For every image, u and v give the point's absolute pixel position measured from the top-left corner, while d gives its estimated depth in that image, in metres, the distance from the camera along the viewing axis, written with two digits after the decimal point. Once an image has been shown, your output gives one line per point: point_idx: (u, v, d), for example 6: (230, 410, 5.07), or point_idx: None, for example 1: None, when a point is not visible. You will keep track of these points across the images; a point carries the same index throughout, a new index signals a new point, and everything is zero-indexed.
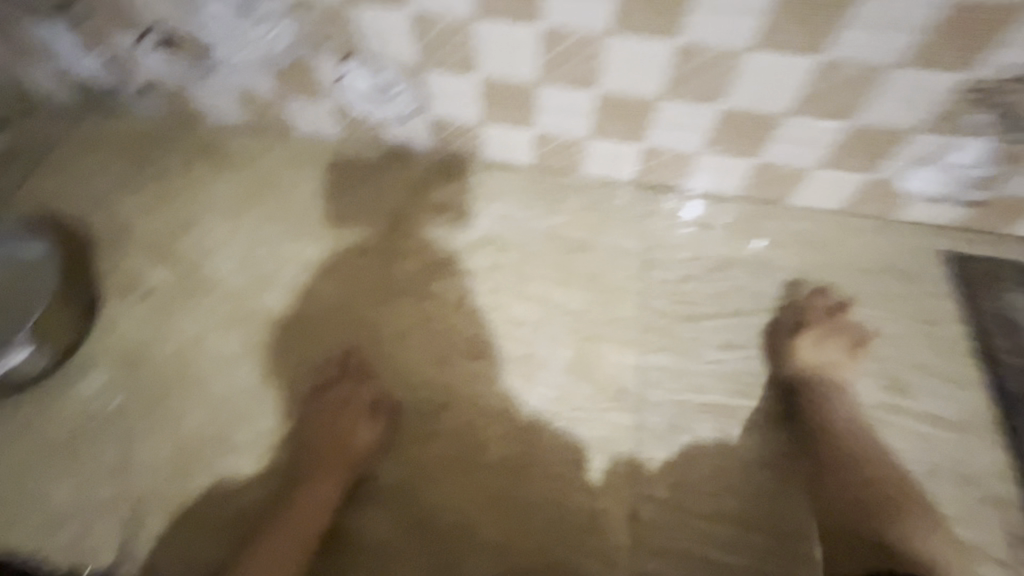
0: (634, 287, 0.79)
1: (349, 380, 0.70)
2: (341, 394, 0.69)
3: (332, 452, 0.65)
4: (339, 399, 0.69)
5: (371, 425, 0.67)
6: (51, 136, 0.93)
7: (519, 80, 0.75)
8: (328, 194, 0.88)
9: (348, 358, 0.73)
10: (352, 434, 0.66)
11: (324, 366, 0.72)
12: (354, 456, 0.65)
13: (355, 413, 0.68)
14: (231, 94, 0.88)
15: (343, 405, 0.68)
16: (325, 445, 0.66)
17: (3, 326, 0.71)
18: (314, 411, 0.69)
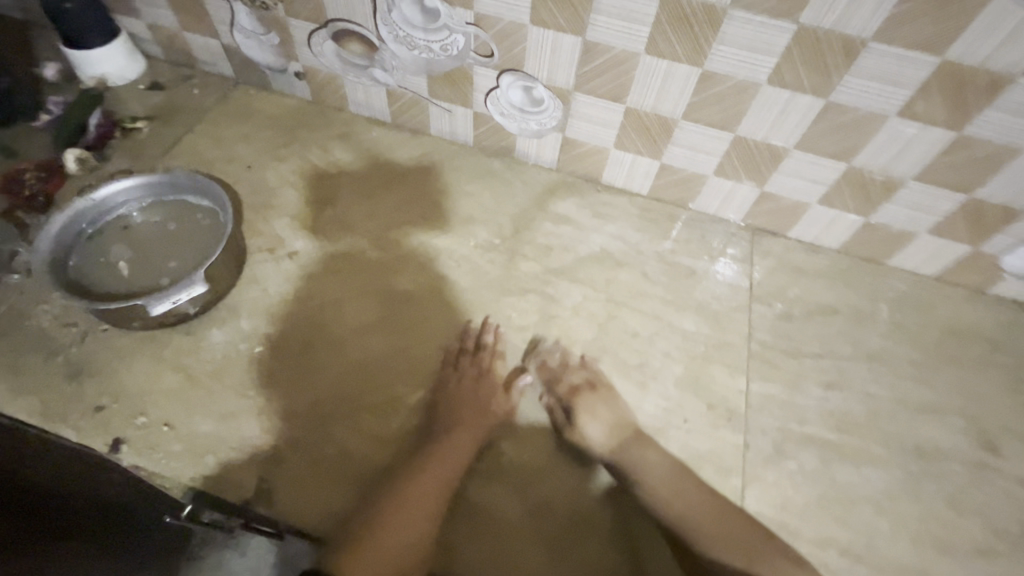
0: (741, 318, 0.84)
1: (484, 355, 0.76)
2: (477, 365, 0.75)
3: (468, 415, 0.70)
4: (476, 370, 0.74)
5: (505, 401, 0.73)
6: (210, 104, 1.01)
7: (663, 116, 0.82)
8: (458, 191, 0.94)
9: (482, 335, 0.78)
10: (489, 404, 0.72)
11: (458, 339, 0.78)
12: (486, 426, 0.71)
13: (491, 386, 0.73)
14: (382, 89, 0.96)
15: (478, 376, 0.74)
16: (461, 409, 0.71)
17: (169, 262, 0.74)
18: (450, 378, 0.74)
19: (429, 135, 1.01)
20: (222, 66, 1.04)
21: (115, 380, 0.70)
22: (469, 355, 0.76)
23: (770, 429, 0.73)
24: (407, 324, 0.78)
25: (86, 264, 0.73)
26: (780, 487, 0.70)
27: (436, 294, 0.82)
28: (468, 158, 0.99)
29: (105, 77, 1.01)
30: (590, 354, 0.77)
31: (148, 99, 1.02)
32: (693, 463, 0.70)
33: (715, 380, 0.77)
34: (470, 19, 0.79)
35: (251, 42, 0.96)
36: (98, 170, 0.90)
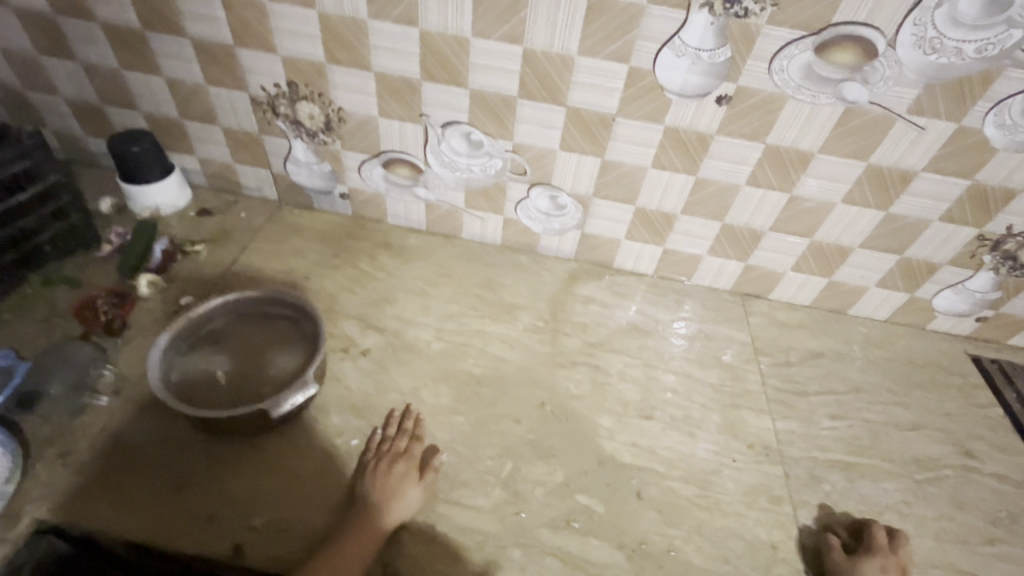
0: (753, 368, 1.00)
1: (403, 439, 0.80)
2: (392, 450, 0.78)
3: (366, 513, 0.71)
4: (389, 455, 0.77)
5: (418, 486, 0.74)
6: (259, 224, 1.12)
7: (666, 211, 1.02)
8: (496, 283, 1.08)
9: (402, 420, 0.82)
10: (392, 497, 0.72)
11: (381, 426, 0.82)
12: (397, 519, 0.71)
13: (405, 471, 0.75)
14: (422, 203, 1.11)
15: (393, 461, 0.76)
16: (371, 499, 0.72)
17: (268, 368, 0.80)
18: (367, 467, 0.76)
19: (460, 238, 1.16)
20: (268, 191, 1.15)
21: (226, 486, 0.73)
22: (389, 443, 0.79)
23: (802, 458, 0.87)
24: (483, 404, 0.87)
25: (191, 379, 0.78)
26: (823, 505, 0.81)
27: (502, 374, 0.92)
28: (498, 255, 1.14)
29: (158, 207, 1.10)
30: (642, 412, 0.89)
31: (199, 223, 1.10)
32: (751, 495, 0.81)
33: (748, 423, 0.90)
34: (509, 147, 0.98)
35: (302, 170, 1.10)
36: (166, 291, 0.95)
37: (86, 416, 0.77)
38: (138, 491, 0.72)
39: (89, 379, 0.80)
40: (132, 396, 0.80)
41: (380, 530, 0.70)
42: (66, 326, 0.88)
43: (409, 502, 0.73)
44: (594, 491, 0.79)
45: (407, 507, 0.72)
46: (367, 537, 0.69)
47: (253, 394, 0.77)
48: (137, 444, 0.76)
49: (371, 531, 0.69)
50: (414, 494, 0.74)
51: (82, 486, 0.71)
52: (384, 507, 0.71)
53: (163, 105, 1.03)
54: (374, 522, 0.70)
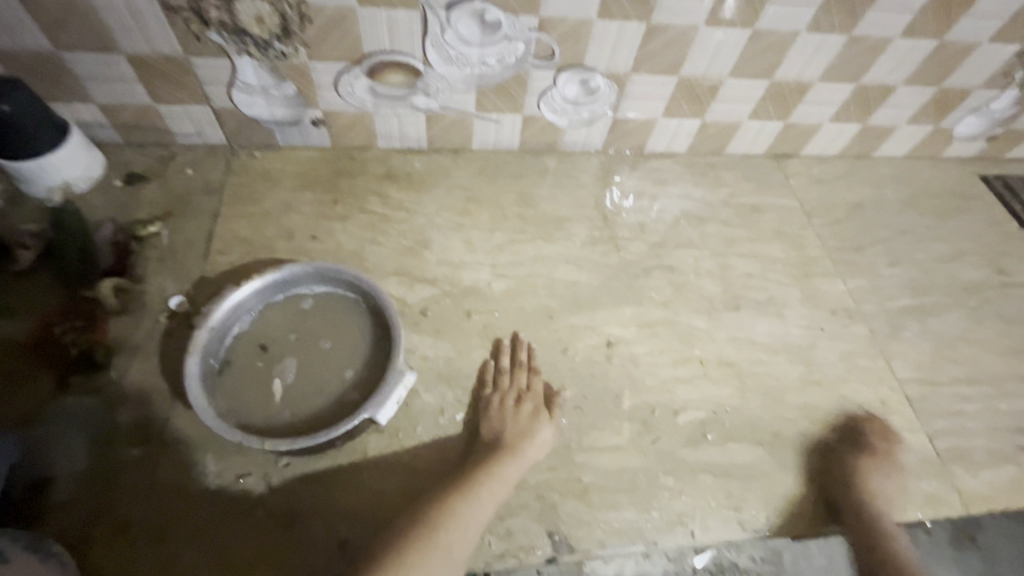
0: (810, 233, 0.97)
1: (520, 373, 0.73)
2: (514, 386, 0.72)
3: (499, 453, 0.65)
4: (514, 391, 0.72)
5: (549, 423, 0.69)
6: (221, 181, 0.86)
7: (712, 78, 0.89)
8: (532, 197, 0.94)
9: (515, 352, 0.76)
10: (527, 435, 0.67)
11: (494, 357, 0.75)
12: (534, 460, 0.67)
13: (534, 408, 0.70)
14: (422, 115, 0.90)
15: (518, 398, 0.71)
16: (504, 439, 0.67)
17: (335, 364, 0.65)
18: (490, 404, 0.70)
19: (472, 150, 0.97)
20: (213, 133, 0.87)
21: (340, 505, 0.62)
22: (509, 377, 0.73)
23: (879, 312, 0.89)
24: (578, 339, 0.79)
25: (246, 403, 0.62)
26: (910, 352, 0.85)
27: (580, 300, 0.83)
28: (519, 163, 0.98)
29: (70, 185, 0.81)
30: (730, 305, 0.86)
31: (138, 195, 0.83)
32: (850, 359, 0.82)
33: (824, 290, 0.90)
34: (533, 24, 0.77)
35: (257, 98, 0.83)
36: (143, 296, 0.72)
37: (124, 477, 0.60)
38: (234, 545, 0.59)
39: (107, 433, 0.62)
40: (172, 438, 0.63)
41: (516, 471, 0.65)
42: (30, 373, 0.65)
43: (544, 440, 0.68)
44: (717, 398, 0.76)
45: (540, 447, 0.67)
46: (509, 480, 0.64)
47: (336, 400, 0.63)
48: (210, 492, 0.61)
49: (509, 471, 0.64)
50: (545, 432, 0.68)
51: (160, 559, 0.57)
52: (517, 443, 0.66)
53: (27, 35, 0.70)
54: (506, 459, 0.65)
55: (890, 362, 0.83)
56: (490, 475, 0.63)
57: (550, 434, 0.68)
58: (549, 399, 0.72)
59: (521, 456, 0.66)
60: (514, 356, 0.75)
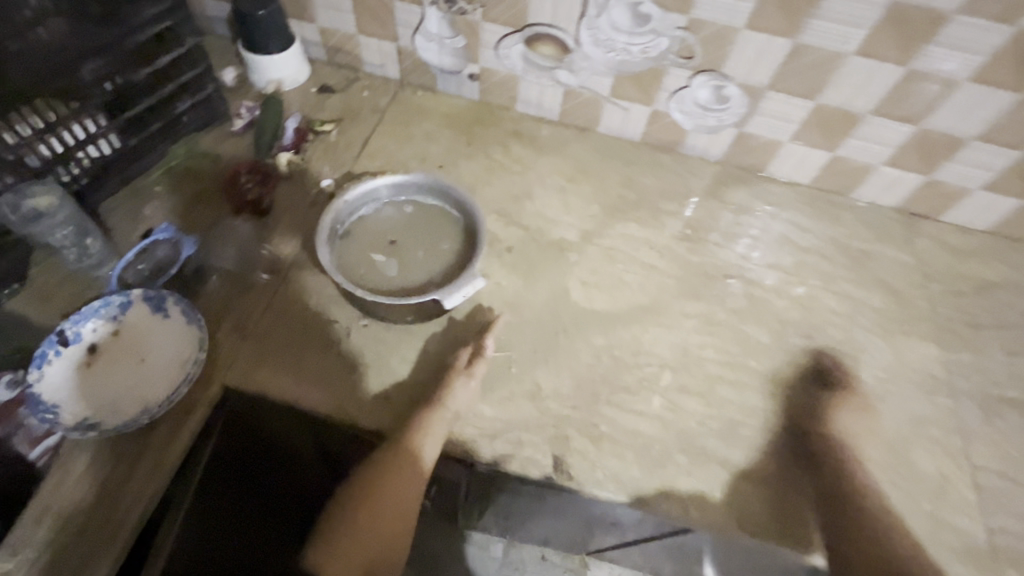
0: (922, 295, 0.91)
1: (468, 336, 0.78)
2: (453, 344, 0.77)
3: (430, 421, 0.69)
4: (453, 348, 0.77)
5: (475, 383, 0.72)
6: (384, 106, 1.04)
7: (851, 110, 0.88)
8: (636, 184, 0.99)
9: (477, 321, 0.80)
10: (448, 399, 0.70)
11: (543, 252, 0.88)
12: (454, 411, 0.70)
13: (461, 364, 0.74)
14: (561, 88, 1.00)
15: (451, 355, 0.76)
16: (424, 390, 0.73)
17: (427, 261, 0.78)
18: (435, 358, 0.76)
19: (596, 132, 1.06)
20: (391, 68, 1.06)
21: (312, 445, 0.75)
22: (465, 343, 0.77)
23: (973, 393, 0.81)
24: (639, 313, 0.83)
25: (356, 269, 0.77)
26: (996, 442, 0.77)
27: (651, 282, 0.87)
28: (636, 152, 1.04)
29: (281, 81, 1.03)
30: (807, 335, 0.84)
31: (324, 101, 1.04)
32: (919, 423, 0.77)
33: (914, 352, 0.84)
34: (682, 23, 0.85)
35: (432, 45, 0.99)
36: (304, 173, 0.92)
37: (253, 290, 0.78)
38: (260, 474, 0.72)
39: (252, 255, 0.81)
40: (292, 274, 0.80)
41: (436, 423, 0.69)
42: (217, 204, 0.87)
43: (462, 393, 0.71)
44: (755, 406, 0.76)
45: (462, 404, 0.71)
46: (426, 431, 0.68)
47: (421, 284, 0.76)
48: (306, 325, 0.76)
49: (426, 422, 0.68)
50: (466, 387, 0.72)
51: (249, 378, 0.71)
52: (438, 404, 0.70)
53: None
54: (432, 424, 0.68)
55: (968, 443, 0.76)
56: (418, 438, 0.68)
57: (471, 389, 0.72)
58: (473, 352, 0.75)
59: (443, 415, 0.69)
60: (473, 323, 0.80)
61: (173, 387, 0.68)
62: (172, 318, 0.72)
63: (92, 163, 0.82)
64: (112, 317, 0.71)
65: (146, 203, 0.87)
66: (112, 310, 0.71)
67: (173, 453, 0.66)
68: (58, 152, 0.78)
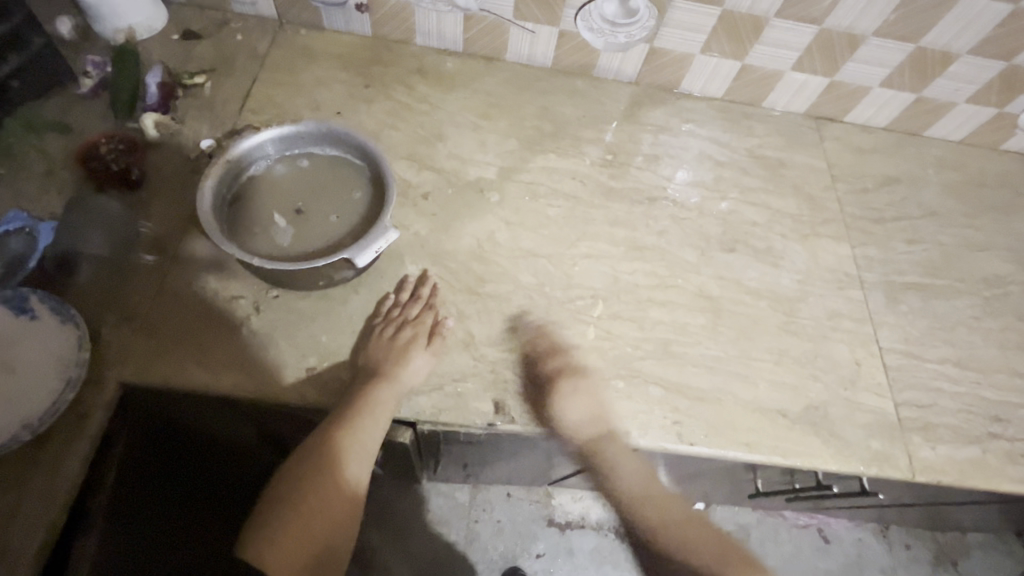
0: (832, 197, 0.94)
1: (415, 305, 0.72)
2: (403, 316, 0.71)
3: (389, 394, 0.66)
4: (400, 320, 0.71)
5: (430, 352, 0.69)
6: (263, 51, 0.92)
7: (757, 14, 0.86)
8: (552, 114, 0.95)
9: (418, 287, 0.74)
10: (403, 372, 0.67)
11: (462, 196, 0.83)
12: (406, 384, 0.67)
13: (413, 335, 0.70)
14: (460, 14, 0.91)
15: (400, 326, 0.70)
16: (374, 364, 0.67)
17: (332, 218, 0.71)
18: (376, 330, 0.70)
19: (504, 60, 0.99)
20: (265, 5, 0.93)
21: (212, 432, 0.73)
22: (398, 308, 0.72)
23: (879, 283, 0.86)
24: (566, 247, 0.81)
25: (251, 236, 0.69)
26: (901, 324, 0.83)
27: (577, 214, 0.85)
28: (548, 80, 0.99)
29: (133, 30, 0.88)
30: (731, 249, 0.85)
31: (191, 49, 0.90)
32: (834, 317, 0.82)
33: (826, 252, 0.88)
34: None
35: None
36: (178, 134, 0.80)
37: (136, 275, 0.69)
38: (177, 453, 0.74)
39: (128, 236, 0.71)
40: (181, 251, 0.71)
41: (388, 395, 0.66)
42: (75, 180, 0.75)
43: (418, 367, 0.68)
44: (686, 323, 0.78)
45: (415, 378, 0.68)
46: (377, 404, 0.65)
47: (329, 244, 0.70)
48: (207, 303, 0.69)
49: (380, 396, 0.65)
50: (422, 358, 0.69)
51: (146, 372, 0.64)
52: (392, 378, 0.66)
53: None
54: (385, 397, 0.65)
55: (876, 329, 0.82)
56: (370, 414, 0.64)
57: (427, 363, 0.69)
58: (432, 329, 0.71)
59: (396, 387, 0.66)
60: (417, 291, 0.74)
61: (48, 393, 0.60)
62: (40, 320, 0.63)
63: None
64: None
65: None
66: None
67: (69, 467, 0.59)
68: None
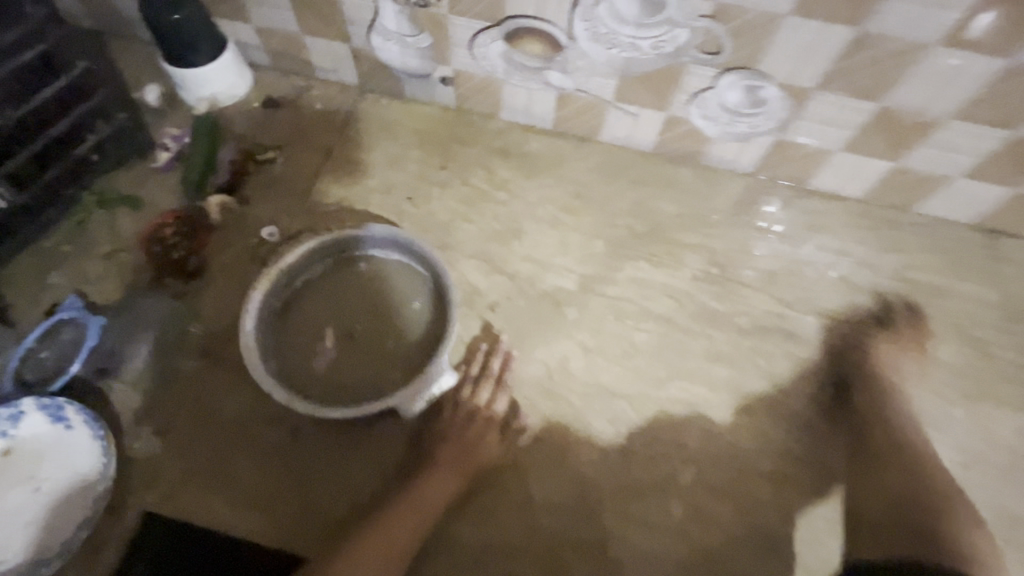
0: (1002, 343, 0.74)
1: (485, 386, 0.68)
2: (473, 397, 0.68)
3: (446, 483, 0.62)
4: (469, 405, 0.67)
5: (496, 443, 0.66)
6: (340, 121, 0.86)
7: (928, 114, 0.68)
8: (649, 209, 0.82)
9: (487, 358, 0.70)
10: (467, 462, 0.64)
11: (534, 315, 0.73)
12: (468, 475, 0.64)
13: (484, 424, 0.66)
14: (553, 93, 0.81)
15: (471, 411, 0.67)
16: (438, 445, 0.65)
17: (382, 347, 0.64)
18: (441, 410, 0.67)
19: (598, 140, 0.87)
20: (347, 73, 0.87)
21: None
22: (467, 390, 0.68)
23: None
24: (647, 384, 0.70)
25: (296, 361, 0.63)
26: None
27: (666, 343, 0.73)
28: (648, 167, 0.85)
29: (214, 98, 0.84)
30: (852, 406, 0.70)
31: (269, 118, 0.86)
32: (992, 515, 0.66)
33: (993, 421, 0.70)
34: (706, 10, 0.64)
35: (391, 45, 0.79)
36: (243, 218, 0.76)
37: (180, 386, 0.65)
38: None
39: (173, 340, 0.66)
40: (229, 360, 0.66)
41: (447, 484, 0.62)
42: (138, 266, 0.72)
43: (486, 456, 0.65)
44: (798, 505, 0.66)
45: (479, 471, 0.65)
46: (434, 492, 0.61)
47: (376, 380, 0.63)
48: (245, 427, 0.64)
49: (438, 481, 0.62)
50: (490, 449, 0.65)
51: (172, 503, 0.60)
52: (453, 467, 0.63)
53: None
54: (442, 484, 0.62)
55: None
56: (423, 503, 0.61)
57: (495, 452, 0.65)
58: (502, 419, 0.67)
59: (456, 476, 0.63)
60: (486, 366, 0.69)
61: (68, 529, 0.56)
62: (76, 430, 0.59)
63: None
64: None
65: (55, 269, 0.72)
66: (2, 424, 0.59)
67: None
68: None
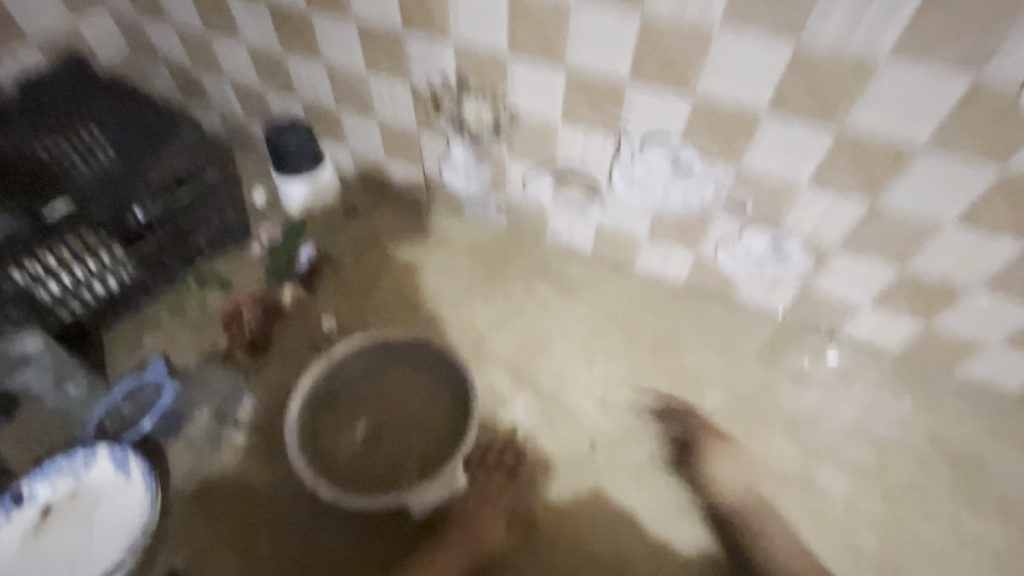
0: None
1: (498, 474, 0.73)
2: (486, 484, 0.73)
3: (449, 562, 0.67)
4: (481, 490, 0.72)
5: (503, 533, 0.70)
6: (406, 231, 0.99)
7: (955, 283, 0.70)
8: (675, 340, 0.86)
9: (503, 453, 0.75)
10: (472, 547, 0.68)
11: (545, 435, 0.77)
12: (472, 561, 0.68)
13: (492, 512, 0.71)
14: (593, 226, 0.90)
15: (481, 498, 0.72)
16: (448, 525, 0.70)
17: (401, 444, 0.70)
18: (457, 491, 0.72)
19: (631, 270, 0.93)
20: (418, 191, 1.01)
21: None
22: (482, 473, 0.74)
23: None
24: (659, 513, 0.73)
25: (324, 449, 0.70)
26: None
27: (677, 478, 0.75)
28: (677, 300, 0.90)
29: (306, 205, 1.00)
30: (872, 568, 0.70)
31: (347, 224, 1.00)
32: None
33: None
34: (729, 176, 0.72)
35: (458, 175, 0.93)
36: (309, 309, 0.88)
37: (226, 458, 0.73)
38: None
39: (227, 411, 0.75)
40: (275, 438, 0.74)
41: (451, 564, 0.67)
42: (215, 340, 0.84)
43: (490, 546, 0.69)
44: None
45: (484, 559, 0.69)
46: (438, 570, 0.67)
47: (389, 475, 0.69)
48: (269, 505, 0.70)
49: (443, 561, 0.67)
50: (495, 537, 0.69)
51: (198, 563, 0.67)
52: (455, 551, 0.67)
53: (322, 93, 0.91)
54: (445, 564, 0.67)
55: None
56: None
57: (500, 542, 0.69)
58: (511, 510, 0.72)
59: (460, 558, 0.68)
60: (502, 457, 0.75)
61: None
62: (133, 482, 0.67)
63: (96, 299, 0.82)
64: (73, 475, 0.67)
65: (148, 334, 0.85)
66: (76, 467, 0.67)
67: None
68: (67, 287, 0.78)
